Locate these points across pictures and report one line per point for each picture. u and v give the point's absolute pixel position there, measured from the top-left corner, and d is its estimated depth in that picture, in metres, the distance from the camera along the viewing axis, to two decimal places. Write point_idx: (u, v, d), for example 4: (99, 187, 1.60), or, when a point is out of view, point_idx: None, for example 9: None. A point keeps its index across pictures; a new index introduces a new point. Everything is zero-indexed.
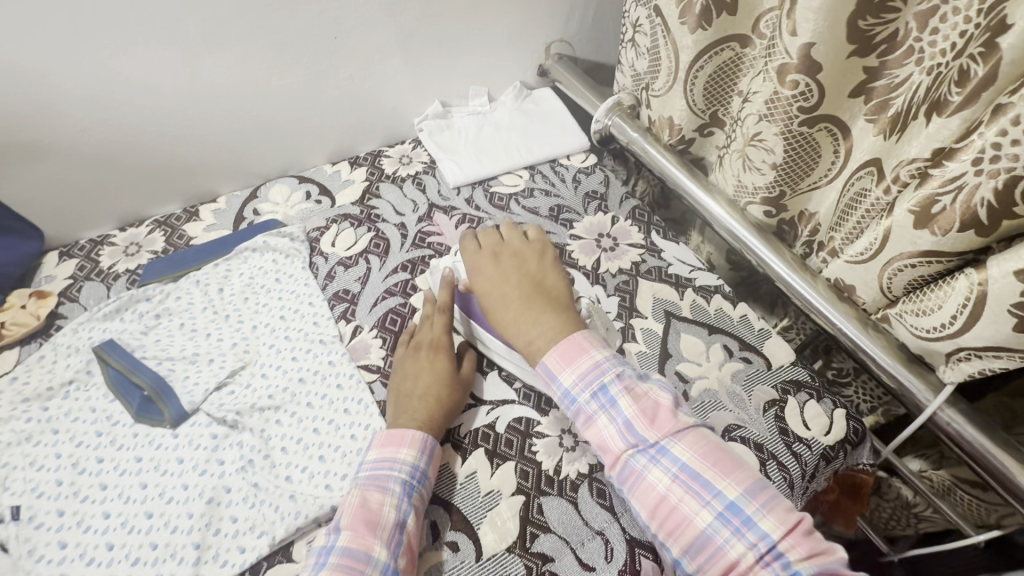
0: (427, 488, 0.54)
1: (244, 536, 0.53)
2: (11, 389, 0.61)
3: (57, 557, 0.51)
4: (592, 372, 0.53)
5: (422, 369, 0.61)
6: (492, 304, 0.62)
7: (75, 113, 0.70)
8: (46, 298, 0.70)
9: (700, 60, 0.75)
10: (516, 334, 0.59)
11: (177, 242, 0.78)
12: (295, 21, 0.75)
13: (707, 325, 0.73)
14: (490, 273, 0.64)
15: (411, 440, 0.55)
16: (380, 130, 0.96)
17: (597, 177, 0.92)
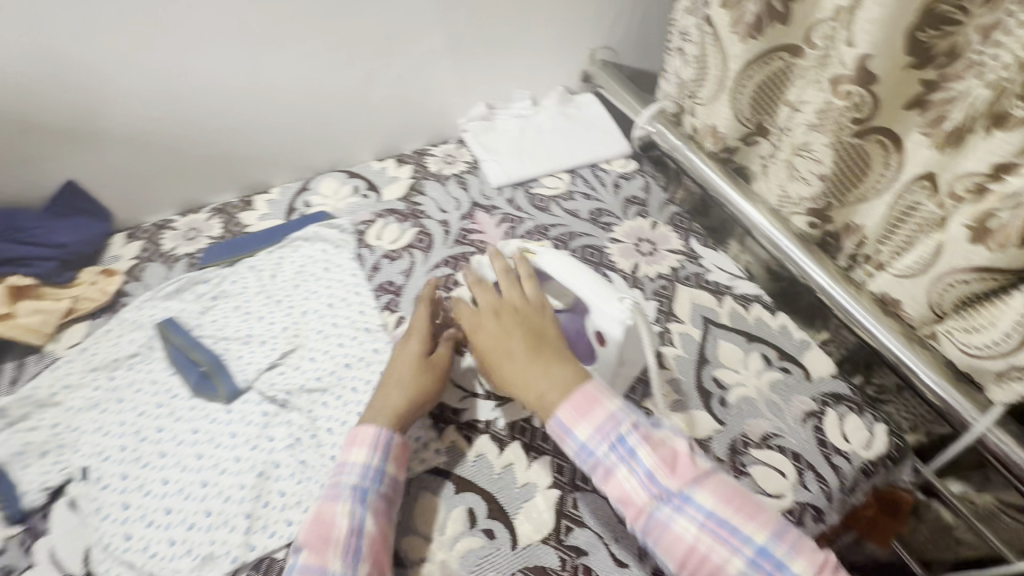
0: (387, 484, 0.53)
1: (291, 510, 0.55)
2: (82, 359, 0.66)
3: (120, 517, 0.54)
4: (609, 424, 0.50)
5: (397, 354, 0.62)
6: (495, 356, 0.55)
7: (144, 106, 0.74)
8: (113, 276, 0.74)
9: (749, 69, 0.75)
10: (525, 389, 0.53)
11: (234, 229, 0.82)
12: (353, 22, 0.78)
13: (746, 334, 0.73)
14: (488, 320, 0.58)
15: (362, 441, 0.54)
16: (425, 130, 0.98)
17: (638, 183, 0.93)
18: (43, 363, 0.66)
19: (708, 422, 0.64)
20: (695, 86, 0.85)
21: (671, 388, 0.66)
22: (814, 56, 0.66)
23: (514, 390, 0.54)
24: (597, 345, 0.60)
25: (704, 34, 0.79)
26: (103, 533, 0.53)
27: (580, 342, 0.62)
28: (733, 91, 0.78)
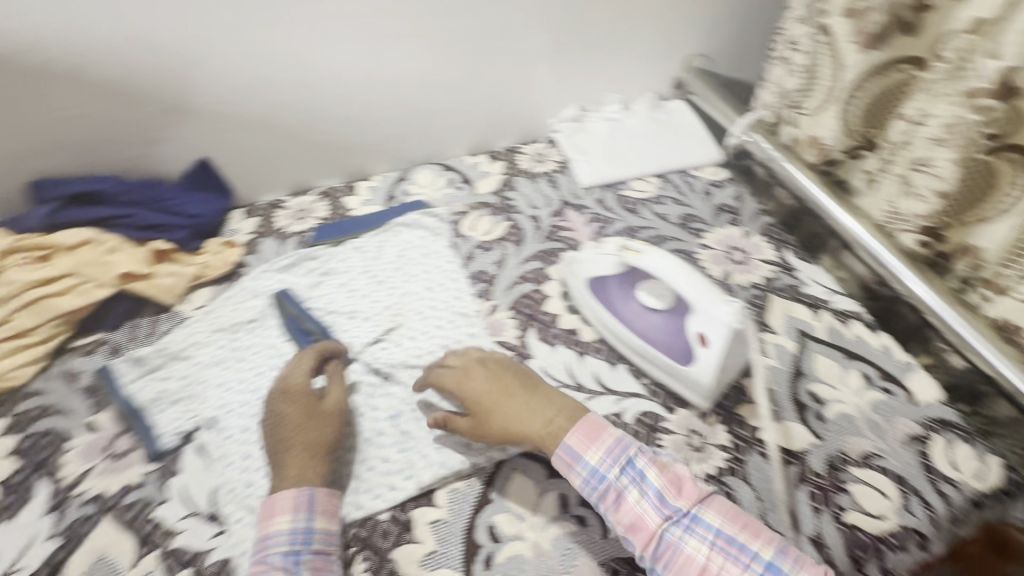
0: (320, 540, 0.51)
1: (394, 476, 0.59)
2: (207, 320, 0.72)
3: (242, 465, 0.60)
4: (619, 447, 0.50)
5: (281, 415, 0.57)
6: (491, 398, 0.56)
7: (266, 93, 0.78)
8: (234, 247, 0.80)
9: (865, 81, 0.73)
10: (529, 423, 0.54)
11: (340, 213, 0.88)
12: (467, 21, 0.82)
13: (844, 350, 0.71)
14: (476, 368, 0.59)
15: (283, 506, 0.52)
16: (518, 129, 1.00)
17: (729, 192, 0.93)
18: (173, 321, 0.72)
19: (805, 436, 0.63)
20: (800, 97, 0.83)
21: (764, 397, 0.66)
22: (943, 69, 0.64)
23: (517, 427, 0.54)
24: (699, 346, 0.62)
25: (817, 44, 0.77)
26: (228, 478, 0.59)
27: (679, 343, 0.63)
28: (845, 103, 0.76)
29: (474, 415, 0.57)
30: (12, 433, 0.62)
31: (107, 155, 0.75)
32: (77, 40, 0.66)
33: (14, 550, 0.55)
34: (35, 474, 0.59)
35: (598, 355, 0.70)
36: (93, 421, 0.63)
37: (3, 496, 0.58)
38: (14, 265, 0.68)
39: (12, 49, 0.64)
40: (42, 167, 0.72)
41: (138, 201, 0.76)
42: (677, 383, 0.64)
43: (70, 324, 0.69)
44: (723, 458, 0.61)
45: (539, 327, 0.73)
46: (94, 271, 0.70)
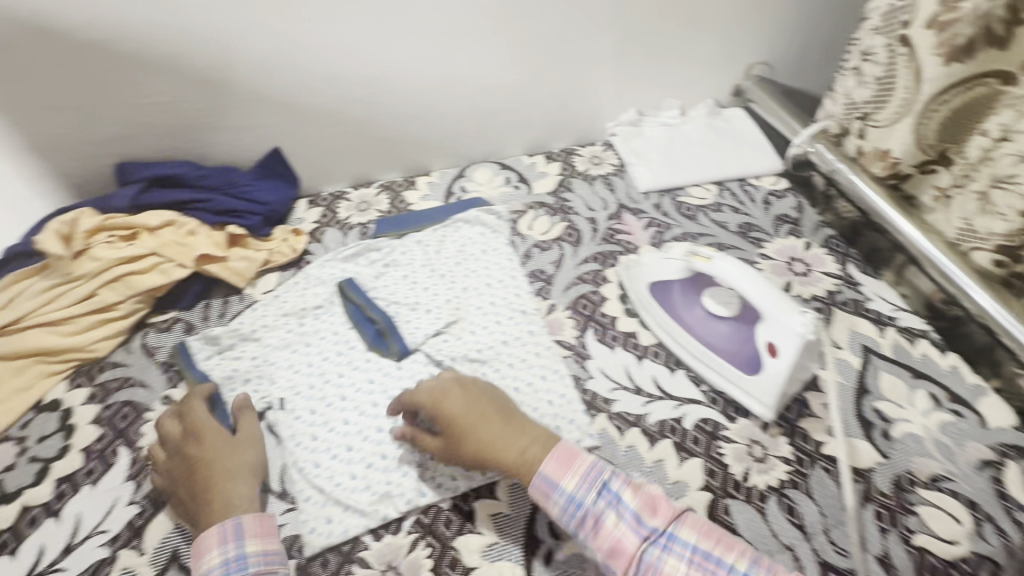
0: (258, 561, 0.50)
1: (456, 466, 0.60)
2: (275, 303, 0.74)
3: (310, 445, 0.62)
4: (594, 471, 0.50)
5: (195, 457, 0.56)
6: (465, 423, 0.54)
7: (326, 92, 0.80)
8: (300, 235, 0.83)
9: (945, 95, 0.71)
10: (505, 449, 0.53)
11: (400, 206, 0.90)
12: (538, 23, 0.83)
13: (911, 369, 0.69)
14: (454, 390, 0.57)
15: (209, 543, 0.49)
16: (575, 131, 1.01)
17: (789, 202, 0.91)
18: (244, 303, 0.76)
19: (870, 453, 0.62)
20: (872, 108, 0.81)
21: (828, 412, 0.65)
22: None
23: (491, 453, 0.53)
24: (767, 356, 0.62)
25: (894, 54, 0.75)
26: (297, 457, 0.61)
27: (747, 352, 0.64)
28: (920, 116, 0.74)
29: (448, 438, 0.55)
30: (94, 402, 0.66)
31: (186, 142, 0.79)
32: (171, 29, 0.68)
33: (98, 513, 0.58)
34: (116, 442, 0.62)
35: (656, 360, 0.70)
36: (170, 394, 0.66)
37: (87, 461, 0.61)
38: (100, 243, 0.72)
39: (113, 36, 0.67)
40: (131, 151, 0.78)
41: (215, 186, 0.80)
42: (739, 390, 0.64)
43: (149, 301, 0.73)
44: (785, 470, 0.60)
45: (597, 328, 0.73)
46: (174, 252, 0.74)
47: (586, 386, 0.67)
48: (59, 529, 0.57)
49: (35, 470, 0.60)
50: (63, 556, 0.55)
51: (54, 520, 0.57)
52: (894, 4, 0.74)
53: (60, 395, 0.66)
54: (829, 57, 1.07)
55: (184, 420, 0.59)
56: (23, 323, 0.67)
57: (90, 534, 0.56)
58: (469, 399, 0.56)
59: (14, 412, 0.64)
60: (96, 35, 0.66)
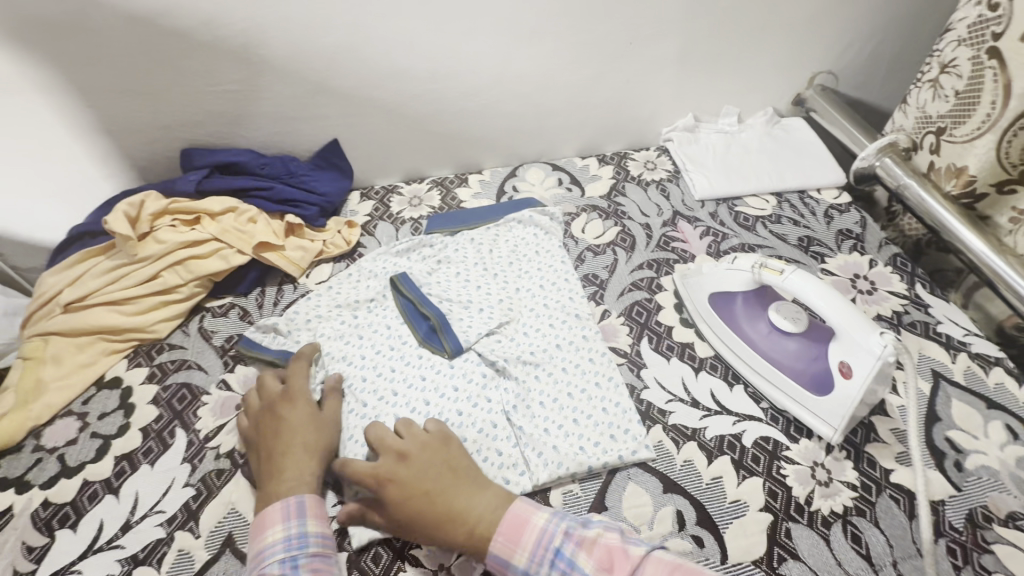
0: (317, 543, 0.50)
1: (508, 469, 0.59)
2: (329, 295, 0.74)
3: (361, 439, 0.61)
4: (542, 541, 0.49)
5: (283, 421, 0.58)
6: (409, 503, 0.52)
7: (393, 86, 0.81)
8: (354, 228, 0.83)
9: None
10: (451, 531, 0.51)
11: (452, 203, 0.89)
12: (605, 25, 0.81)
13: (985, 398, 0.66)
14: (395, 466, 0.53)
15: (273, 519, 0.50)
16: (629, 135, 1.00)
17: (852, 217, 0.88)
18: (297, 293, 0.76)
19: (941, 484, 0.59)
20: (950, 122, 0.79)
21: (896, 438, 0.62)
22: None
23: (439, 535, 0.51)
24: (838, 377, 0.59)
25: (980, 68, 0.72)
26: (348, 450, 0.60)
27: (815, 371, 0.61)
28: (1005, 133, 0.71)
29: (390, 518, 0.52)
30: (153, 382, 0.67)
31: (251, 130, 0.81)
32: (248, 19, 0.69)
33: (155, 492, 0.58)
34: (174, 423, 0.63)
35: (713, 372, 0.68)
36: (226, 379, 0.67)
37: (146, 440, 0.62)
38: (164, 226, 0.73)
39: (195, 25, 0.68)
40: (198, 137, 0.80)
41: (275, 176, 0.81)
42: (802, 409, 0.62)
43: (206, 286, 0.74)
44: (850, 497, 0.58)
45: (652, 337, 0.71)
46: (233, 238, 0.74)
47: (641, 396, 0.66)
48: (118, 505, 0.57)
49: (96, 445, 0.61)
50: (120, 533, 0.55)
51: (113, 496, 0.57)
52: (983, 15, 0.71)
53: (121, 372, 0.68)
54: (898, 68, 1.04)
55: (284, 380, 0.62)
56: (87, 301, 0.69)
57: (148, 513, 0.56)
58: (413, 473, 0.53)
59: (77, 387, 0.65)
60: (181, 23, 0.68)
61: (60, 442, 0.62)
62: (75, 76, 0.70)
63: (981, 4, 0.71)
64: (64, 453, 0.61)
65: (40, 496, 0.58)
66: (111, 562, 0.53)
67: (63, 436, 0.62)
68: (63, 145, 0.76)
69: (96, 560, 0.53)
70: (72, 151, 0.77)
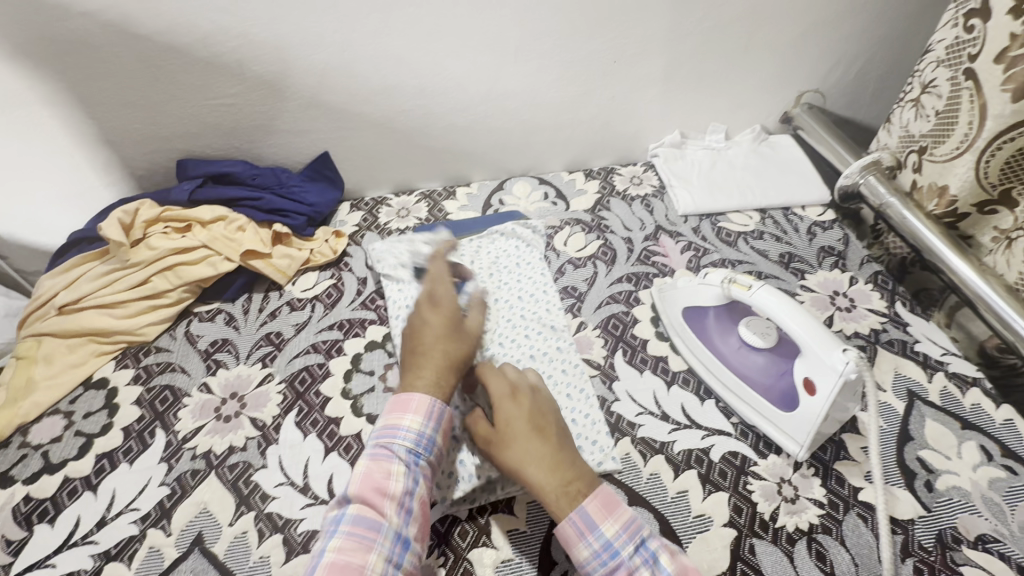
0: (434, 453, 0.53)
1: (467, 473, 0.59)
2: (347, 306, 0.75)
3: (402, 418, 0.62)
4: (635, 524, 0.48)
5: (426, 324, 0.60)
6: (521, 426, 0.53)
7: (381, 102, 0.84)
8: (341, 238, 0.85)
9: (990, 147, 0.70)
10: (547, 469, 0.50)
11: (438, 215, 0.91)
12: (590, 44, 0.83)
13: (960, 418, 0.65)
14: (526, 395, 0.55)
15: (417, 407, 0.53)
16: (616, 150, 1.01)
17: (835, 234, 0.88)
18: (281, 299, 0.78)
19: (910, 504, 0.58)
20: (931, 142, 0.79)
21: (866, 457, 0.61)
22: None
23: (532, 466, 0.51)
24: (803, 393, 0.59)
25: (958, 88, 0.73)
26: (328, 459, 0.62)
27: (782, 387, 0.61)
28: (981, 154, 0.72)
29: (495, 432, 0.53)
30: (138, 383, 0.69)
31: (244, 141, 0.84)
32: (241, 37, 0.72)
33: (131, 490, 0.59)
34: (155, 423, 0.65)
35: (686, 387, 0.68)
36: (207, 381, 0.69)
37: (126, 440, 0.64)
38: (156, 234, 0.76)
39: (191, 43, 0.72)
40: (194, 148, 0.83)
41: (266, 186, 0.84)
42: (770, 425, 0.62)
43: (195, 291, 0.76)
44: (817, 514, 0.57)
45: (627, 350, 0.72)
46: (223, 246, 0.77)
47: (612, 408, 0.66)
48: (95, 502, 0.59)
49: (79, 444, 0.63)
50: (96, 529, 0.57)
51: (91, 492, 0.59)
52: (960, 37, 0.71)
53: (108, 373, 0.70)
54: (887, 86, 1.04)
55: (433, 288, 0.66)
56: (81, 303, 0.71)
57: (123, 510, 0.58)
58: (533, 417, 0.53)
59: (65, 386, 0.68)
60: (178, 40, 0.71)
61: (46, 438, 0.64)
62: (78, 90, 0.73)
63: (958, 25, 0.72)
64: (47, 450, 0.63)
65: (22, 491, 0.60)
66: (85, 557, 0.55)
67: (48, 433, 0.64)
68: (65, 153, 0.79)
69: (71, 554, 0.55)
70: (74, 159, 0.80)
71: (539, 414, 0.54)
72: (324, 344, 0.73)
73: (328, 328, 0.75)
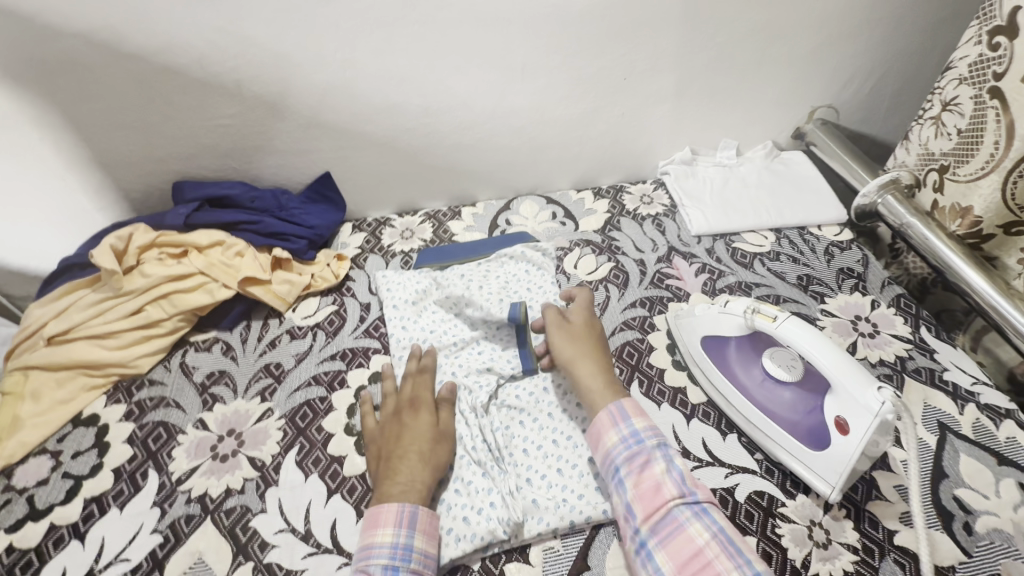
0: (418, 560, 0.50)
1: (476, 521, 0.55)
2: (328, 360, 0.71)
3: None
4: (660, 431, 0.56)
5: (403, 427, 0.60)
6: (588, 337, 0.66)
7: (384, 120, 0.81)
8: (343, 261, 0.82)
9: (1018, 169, 0.68)
10: (601, 369, 0.62)
11: (443, 236, 0.89)
12: (600, 60, 0.81)
13: (996, 453, 0.62)
14: (596, 318, 0.68)
15: (387, 519, 0.52)
16: (625, 168, 0.99)
17: (853, 255, 0.85)
18: (281, 327, 0.75)
19: (950, 548, 0.55)
20: (953, 161, 0.77)
21: (900, 496, 0.58)
22: None
23: (588, 362, 0.63)
24: (834, 431, 0.56)
25: (983, 107, 0.70)
26: (331, 503, 0.58)
27: (811, 423, 0.58)
28: (1008, 175, 0.69)
29: (567, 331, 0.66)
30: (130, 420, 0.65)
31: (243, 162, 0.81)
32: (240, 57, 0.70)
33: (122, 539, 0.56)
34: (147, 464, 0.61)
35: (706, 421, 0.65)
36: (203, 418, 0.65)
37: (117, 482, 0.60)
38: (150, 260, 0.73)
39: (189, 63, 0.69)
40: (190, 170, 0.80)
41: (266, 209, 0.81)
42: (798, 464, 0.59)
43: (191, 320, 0.73)
44: (852, 561, 0.54)
45: (643, 381, 0.69)
46: (220, 273, 0.74)
47: None
48: (83, 552, 0.55)
49: (66, 487, 0.60)
50: None
51: (79, 542, 0.56)
52: (984, 54, 0.69)
53: (99, 409, 0.67)
54: (901, 101, 1.02)
55: (412, 384, 0.64)
56: (71, 334, 0.68)
57: (112, 561, 0.54)
58: (597, 338, 0.66)
59: (53, 424, 0.64)
60: (174, 61, 0.69)
61: (31, 482, 0.60)
62: (70, 111, 0.71)
63: (982, 43, 0.70)
64: (33, 495, 0.59)
65: (5, 540, 0.56)
66: None
67: (34, 476, 0.61)
68: (56, 176, 0.76)
69: None
70: (66, 183, 0.77)
71: (601, 336, 0.67)
72: (326, 375, 0.70)
73: (330, 358, 0.72)
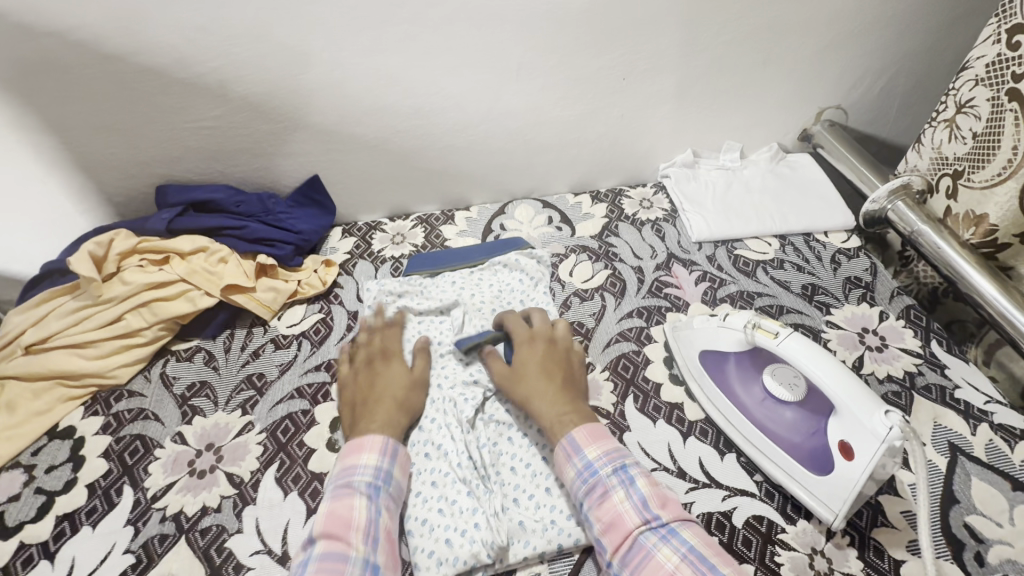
0: (395, 487, 0.54)
1: (459, 546, 0.53)
2: (312, 372, 0.69)
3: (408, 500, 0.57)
4: (617, 452, 0.53)
5: (379, 374, 0.63)
6: (534, 366, 0.61)
7: (375, 121, 0.78)
8: (331, 267, 0.80)
9: None
10: (552, 404, 0.58)
11: (435, 241, 0.86)
12: (596, 61, 0.78)
13: (1011, 478, 0.58)
14: (540, 341, 0.64)
15: (372, 444, 0.55)
16: (625, 170, 0.96)
17: (861, 263, 0.82)
18: (265, 337, 0.73)
19: None
20: (968, 166, 0.73)
21: (908, 524, 0.55)
22: None
23: (536, 401, 0.59)
24: (839, 456, 0.53)
25: (1001, 110, 0.67)
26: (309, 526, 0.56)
27: (813, 446, 0.55)
28: None
29: (510, 368, 0.62)
30: (107, 433, 0.63)
31: (228, 166, 0.79)
32: (222, 56, 0.67)
33: (92, 559, 0.54)
34: (122, 480, 0.59)
35: (703, 439, 0.62)
36: (182, 431, 0.63)
37: (90, 499, 0.58)
38: (130, 267, 0.71)
39: (170, 63, 0.67)
40: (174, 173, 0.78)
41: (252, 213, 0.79)
42: (800, 487, 0.56)
43: (172, 328, 0.71)
44: None
45: (638, 396, 0.66)
46: (202, 280, 0.72)
47: None
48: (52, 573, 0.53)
49: (38, 504, 0.58)
50: None
51: (49, 562, 0.54)
52: (1003, 54, 0.66)
53: (76, 421, 0.65)
54: (913, 101, 0.98)
55: (382, 338, 0.67)
56: (49, 343, 0.66)
57: None
58: (540, 365, 0.61)
59: (27, 437, 0.62)
60: (154, 61, 0.66)
61: (3, 498, 0.58)
62: (48, 113, 0.68)
63: (1000, 42, 0.66)
64: (4, 511, 0.57)
65: None
66: None
67: (6, 492, 0.59)
68: (36, 180, 0.74)
69: None
70: (47, 187, 0.75)
71: (551, 360, 0.62)
72: (309, 388, 0.67)
73: (314, 369, 0.69)
